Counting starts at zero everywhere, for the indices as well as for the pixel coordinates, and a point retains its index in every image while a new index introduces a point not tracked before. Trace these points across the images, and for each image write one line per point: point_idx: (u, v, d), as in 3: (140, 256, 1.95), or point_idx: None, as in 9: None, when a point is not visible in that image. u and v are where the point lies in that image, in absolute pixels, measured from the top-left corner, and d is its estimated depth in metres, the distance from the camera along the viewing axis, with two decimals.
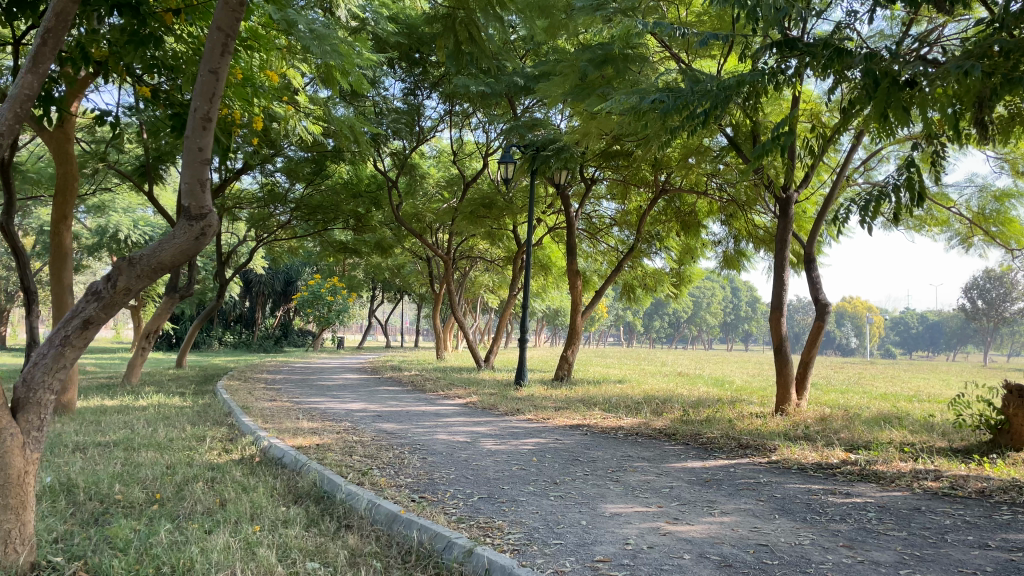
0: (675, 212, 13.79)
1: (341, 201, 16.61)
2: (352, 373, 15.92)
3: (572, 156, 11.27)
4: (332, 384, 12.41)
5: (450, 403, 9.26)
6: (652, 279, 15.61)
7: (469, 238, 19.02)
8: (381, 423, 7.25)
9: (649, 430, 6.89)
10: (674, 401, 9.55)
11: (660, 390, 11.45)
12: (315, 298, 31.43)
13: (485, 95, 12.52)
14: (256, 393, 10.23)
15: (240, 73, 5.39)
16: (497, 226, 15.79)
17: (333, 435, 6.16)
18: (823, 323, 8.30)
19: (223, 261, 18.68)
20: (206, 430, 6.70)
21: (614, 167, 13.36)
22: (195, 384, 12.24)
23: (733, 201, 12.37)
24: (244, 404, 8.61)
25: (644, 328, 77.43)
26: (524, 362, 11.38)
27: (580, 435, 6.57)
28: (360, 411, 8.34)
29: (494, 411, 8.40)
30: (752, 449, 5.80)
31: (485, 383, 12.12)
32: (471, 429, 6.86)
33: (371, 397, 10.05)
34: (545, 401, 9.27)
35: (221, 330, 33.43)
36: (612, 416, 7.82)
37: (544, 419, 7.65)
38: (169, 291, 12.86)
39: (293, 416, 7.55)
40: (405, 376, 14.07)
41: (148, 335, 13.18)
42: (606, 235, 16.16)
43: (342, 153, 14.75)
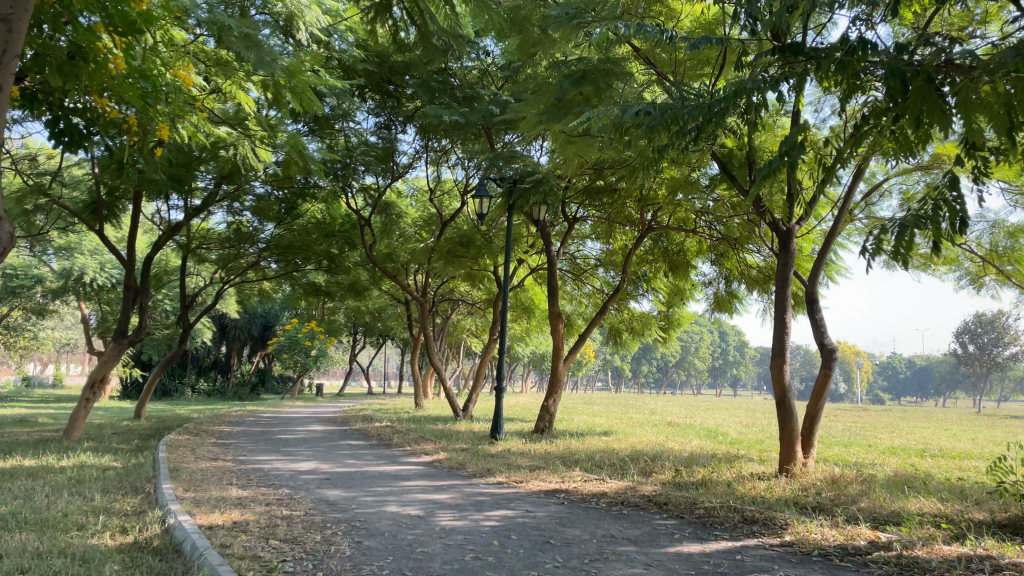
0: (662, 251, 13.04)
1: (312, 240, 15.77)
2: (320, 424, 14.84)
3: (552, 189, 10.51)
4: (290, 439, 11.34)
5: (413, 462, 8.24)
6: (640, 323, 14.74)
7: (448, 280, 18.13)
8: (325, 490, 6.23)
9: (636, 497, 5.93)
10: (665, 458, 8.57)
11: (650, 444, 10.47)
12: (291, 344, 30.74)
13: (459, 127, 11.80)
14: (200, 450, 9.17)
15: (133, 66, 4.46)
16: (476, 268, 14.94)
17: (261, 509, 5.17)
18: (831, 370, 7.41)
19: (187, 305, 17.69)
20: (115, 501, 5.69)
21: (597, 205, 12.62)
22: (139, 439, 11.15)
23: (725, 239, 11.67)
24: (177, 465, 7.57)
25: (633, 373, 76.43)
26: (500, 414, 10.40)
27: (557, 505, 5.58)
28: (308, 472, 7.31)
29: (460, 472, 7.39)
30: (759, 526, 4.85)
31: (459, 436, 11.11)
32: (430, 498, 5.88)
33: (328, 454, 9.03)
34: (519, 459, 8.28)
35: (194, 377, 32.12)
36: (594, 478, 6.85)
37: (517, 482, 6.65)
38: (118, 337, 12.02)
39: (226, 480, 6.53)
40: (373, 428, 13.01)
41: (96, 385, 12.08)
42: (591, 276, 15.33)
43: (312, 188, 13.99)
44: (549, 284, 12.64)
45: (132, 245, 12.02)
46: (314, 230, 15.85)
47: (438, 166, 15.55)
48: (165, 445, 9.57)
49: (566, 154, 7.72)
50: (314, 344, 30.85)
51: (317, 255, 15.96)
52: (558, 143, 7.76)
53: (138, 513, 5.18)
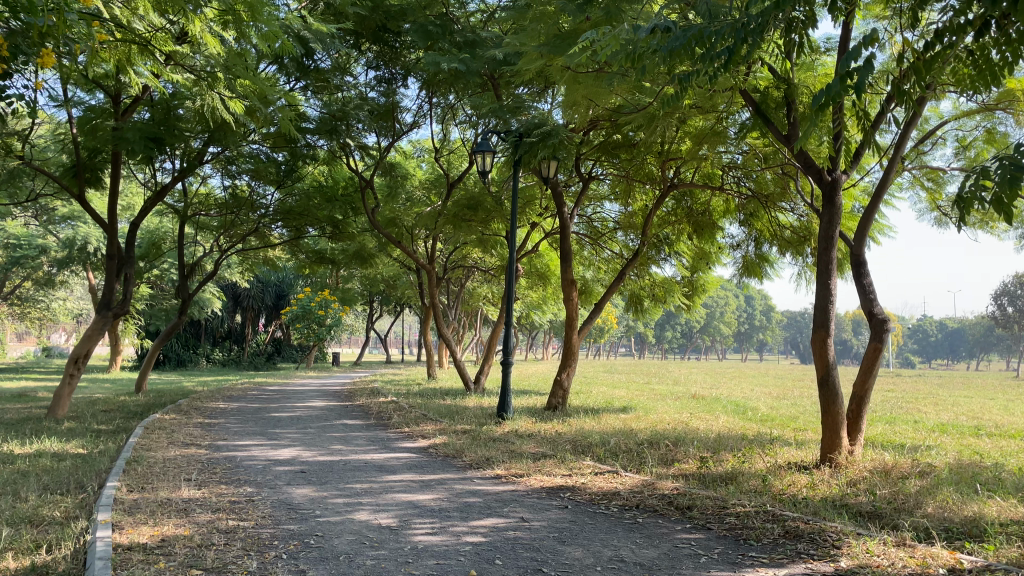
0: (686, 213, 12.05)
1: (315, 206, 14.90)
2: (323, 398, 14.09)
3: (562, 143, 9.46)
4: (285, 417, 10.54)
5: (407, 448, 7.37)
6: (662, 289, 13.72)
7: (461, 246, 17.17)
8: (293, 488, 5.38)
9: (654, 498, 5.03)
10: (688, 443, 7.64)
11: (672, 423, 9.56)
12: (304, 313, 29.81)
13: (460, 77, 10.80)
14: (177, 434, 8.38)
15: None
16: (488, 232, 13.95)
17: (205, 517, 4.33)
18: (881, 345, 6.42)
19: (187, 274, 16.93)
20: (45, 501, 4.86)
21: (615, 162, 11.59)
22: (122, 419, 10.42)
23: (755, 196, 10.61)
24: (140, 453, 6.77)
25: (657, 339, 75.33)
26: (507, 391, 9.51)
27: (559, 510, 4.68)
28: (283, 463, 6.47)
29: (456, 462, 6.51)
30: (805, 543, 3.93)
31: (465, 414, 10.26)
32: (412, 499, 5.01)
33: (317, 438, 8.19)
34: (526, 444, 7.38)
35: (209, 347, 31.79)
36: (607, 471, 5.95)
37: (517, 477, 5.75)
38: (101, 309, 11.26)
39: (186, 475, 5.71)
40: (376, 404, 12.21)
41: (79, 360, 11.35)
42: (610, 240, 14.34)
43: (307, 147, 13.06)
44: (561, 247, 11.62)
45: (114, 209, 11.24)
46: (316, 195, 14.95)
47: (443, 124, 14.56)
48: (142, 427, 8.80)
49: (573, 96, 6.76)
50: (328, 313, 30.05)
51: (319, 221, 15.09)
52: (563, 84, 6.78)
53: (60, 521, 4.33)
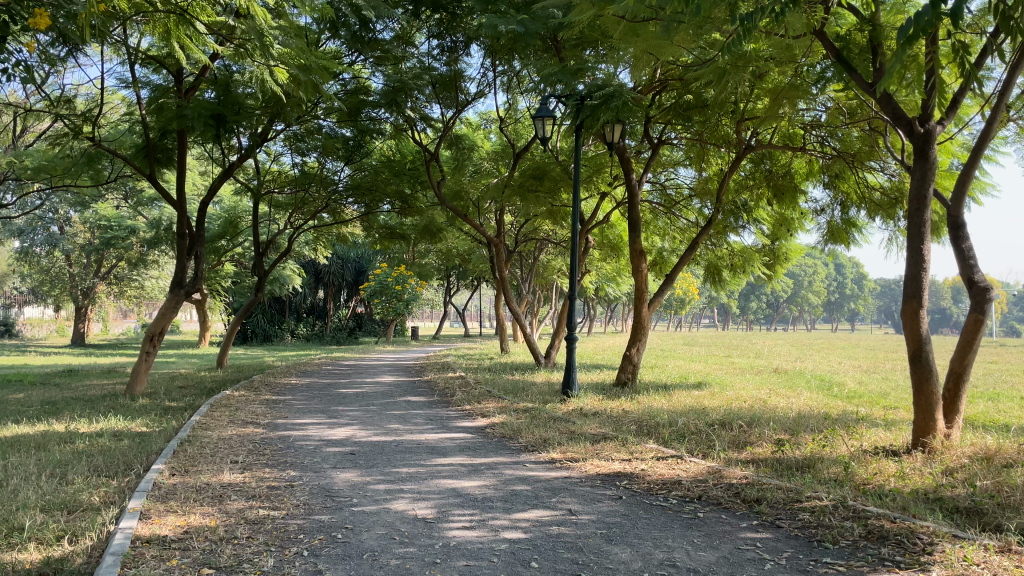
0: (765, 176, 11.32)
1: (382, 180, 14.77)
2: (393, 373, 14.09)
3: (626, 104, 8.90)
4: (350, 394, 10.47)
5: (464, 428, 7.10)
6: (741, 259, 13.00)
7: (532, 219, 16.79)
8: (337, 471, 5.17)
9: (720, 488, 4.58)
10: (764, 423, 7.08)
11: (749, 401, 8.99)
12: (382, 288, 29.68)
13: (520, 39, 10.34)
14: (239, 412, 8.35)
15: None
16: (556, 203, 13.49)
17: (236, 506, 4.14)
18: (983, 316, 5.72)
19: (262, 252, 17.13)
20: (89, 485, 4.79)
21: (687, 124, 10.95)
22: (193, 396, 10.56)
23: (840, 156, 9.79)
24: (196, 433, 6.71)
25: (741, 310, 73.28)
26: (572, 368, 9.12)
27: (611, 502, 4.28)
28: (335, 444, 6.28)
29: (511, 444, 6.19)
30: (890, 548, 3.43)
31: (531, 391, 9.94)
32: (456, 486, 4.71)
33: (377, 417, 8.02)
34: (589, 425, 7.00)
35: (293, 322, 32.62)
36: (671, 457, 5.52)
37: (573, 463, 5.37)
38: (173, 288, 11.45)
39: (233, 458, 5.57)
40: (443, 380, 12.05)
41: (154, 338, 11.59)
42: (685, 208, 13.70)
43: (371, 120, 12.88)
44: (630, 216, 11.06)
45: (182, 188, 11.36)
46: (384, 170, 14.80)
47: (509, 93, 14.13)
48: (207, 404, 8.83)
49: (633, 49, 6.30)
50: (405, 288, 29.81)
51: (387, 195, 14.97)
52: (620, 37, 6.30)
53: (95, 508, 4.23)
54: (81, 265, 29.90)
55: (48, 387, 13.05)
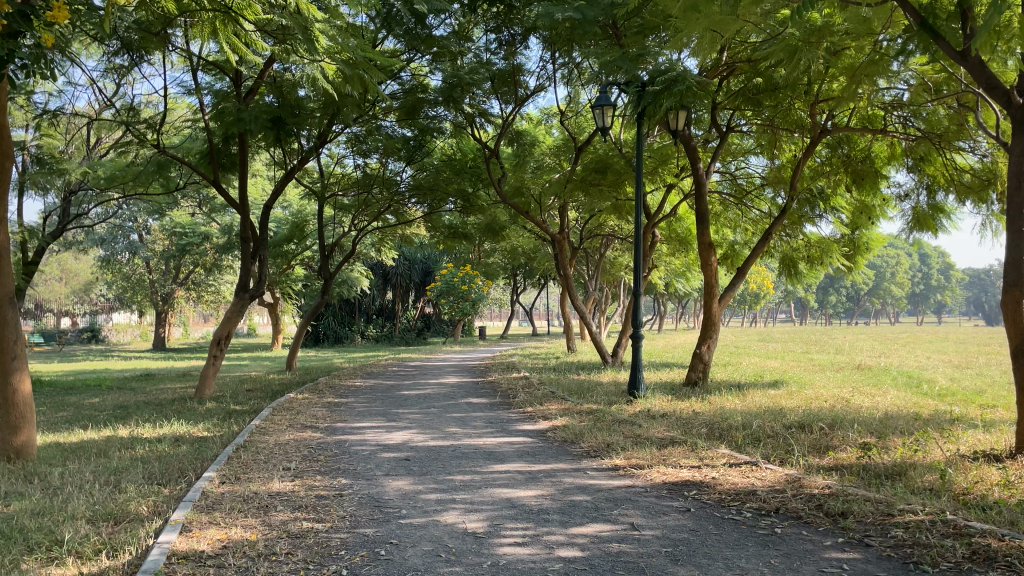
0: (843, 162, 10.71)
1: (443, 179, 14.64)
2: (457, 375, 13.92)
3: (690, 89, 8.47)
4: (413, 396, 10.33)
5: (525, 432, 6.81)
6: (818, 250, 12.31)
7: (597, 215, 16.42)
8: (389, 479, 4.95)
9: (799, 500, 4.17)
10: (847, 426, 6.57)
11: (830, 401, 8.43)
12: (449, 289, 29.70)
13: (579, 28, 10.01)
14: (300, 415, 8.27)
15: None
16: (621, 197, 13.08)
17: (280, 518, 3.95)
18: None
19: (327, 254, 17.24)
20: (139, 494, 4.70)
21: (759, 110, 10.44)
22: (258, 399, 10.60)
23: (925, 137, 9.12)
24: (254, 438, 6.62)
25: (818, 304, 70.88)
26: (638, 367, 8.74)
27: (678, 516, 3.93)
28: (391, 449, 6.08)
29: (573, 449, 5.88)
30: (1000, 573, 2.99)
31: (596, 391, 9.60)
32: (511, 496, 4.42)
33: (437, 420, 7.82)
34: (656, 428, 6.62)
35: (363, 323, 33.05)
36: (745, 463, 5.11)
37: (637, 471, 5.02)
38: (238, 292, 11.55)
39: (286, 464, 5.42)
40: (507, 381, 11.80)
41: (221, 341, 11.72)
42: (757, 199, 13.13)
43: (430, 119, 12.74)
44: (698, 208, 10.56)
45: (244, 192, 11.45)
46: (445, 169, 14.67)
47: (570, 86, 13.79)
48: (269, 408, 8.80)
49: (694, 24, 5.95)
50: (471, 288, 29.62)
51: (449, 194, 14.83)
52: (681, 14, 5.94)
53: (141, 519, 4.11)
54: (160, 271, 30.97)
55: (124, 391, 13.38)
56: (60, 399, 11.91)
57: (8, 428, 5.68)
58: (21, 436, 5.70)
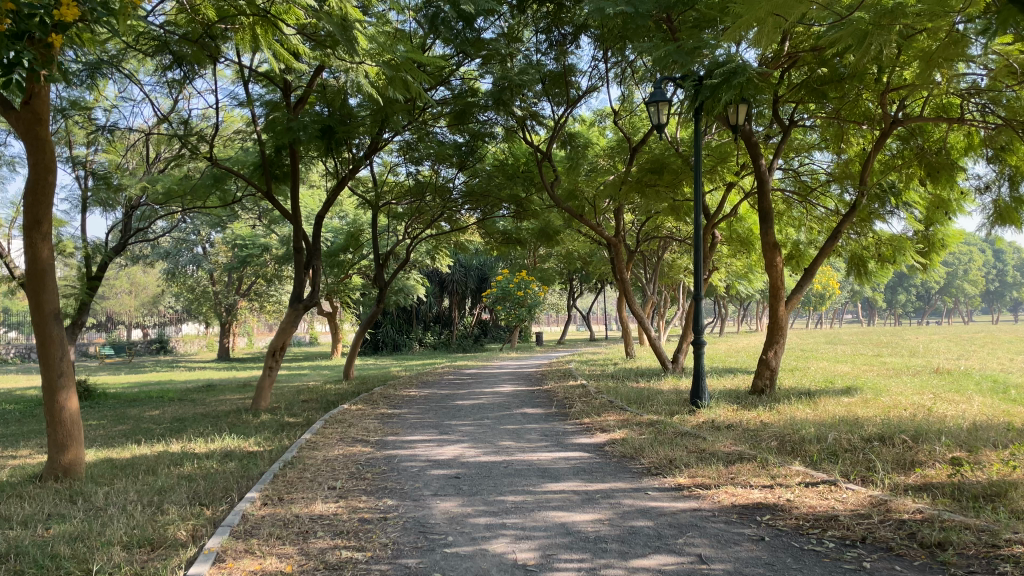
0: (916, 154, 10.06)
1: (495, 185, 14.40)
2: (513, 383, 13.62)
3: (751, 81, 8.00)
4: (468, 406, 10.08)
5: (582, 446, 6.47)
6: (890, 248, 11.62)
7: (654, 217, 15.95)
8: (437, 500, 4.68)
9: (888, 528, 3.75)
10: (933, 438, 6.03)
11: (910, 409, 7.85)
12: (504, 295, 29.19)
13: (631, 22, 9.62)
14: (352, 428, 8.09)
15: None
16: (679, 198, 12.62)
17: (320, 546, 3.72)
18: None
19: (381, 263, 17.18)
20: (181, 516, 4.54)
21: (824, 102, 9.89)
22: (312, 410, 10.50)
23: (1007, 124, 8.45)
24: (303, 453, 6.45)
25: (888, 303, 68.40)
26: (701, 376, 8.31)
27: (750, 546, 3.55)
28: (441, 465, 5.82)
29: (634, 466, 5.52)
30: None
31: (657, 400, 9.18)
32: (567, 521, 4.10)
33: (491, 433, 7.54)
34: (721, 441, 6.20)
35: (421, 330, 33.13)
36: (823, 483, 4.68)
37: (704, 492, 4.63)
38: (292, 303, 11.50)
39: (332, 484, 5.20)
40: (564, 389, 11.45)
41: (277, 352, 11.68)
42: (823, 195, 12.51)
43: (481, 123, 12.51)
44: (760, 206, 10.05)
45: (295, 202, 11.41)
46: (497, 174, 14.43)
47: (623, 85, 13.39)
48: (321, 420, 8.65)
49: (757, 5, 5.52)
50: (527, 294, 29.00)
51: (501, 200, 14.59)
52: None
53: (178, 546, 3.93)
54: (223, 282, 31.61)
55: (184, 403, 13.50)
56: (122, 412, 12.05)
57: (56, 446, 5.64)
58: (69, 454, 5.66)
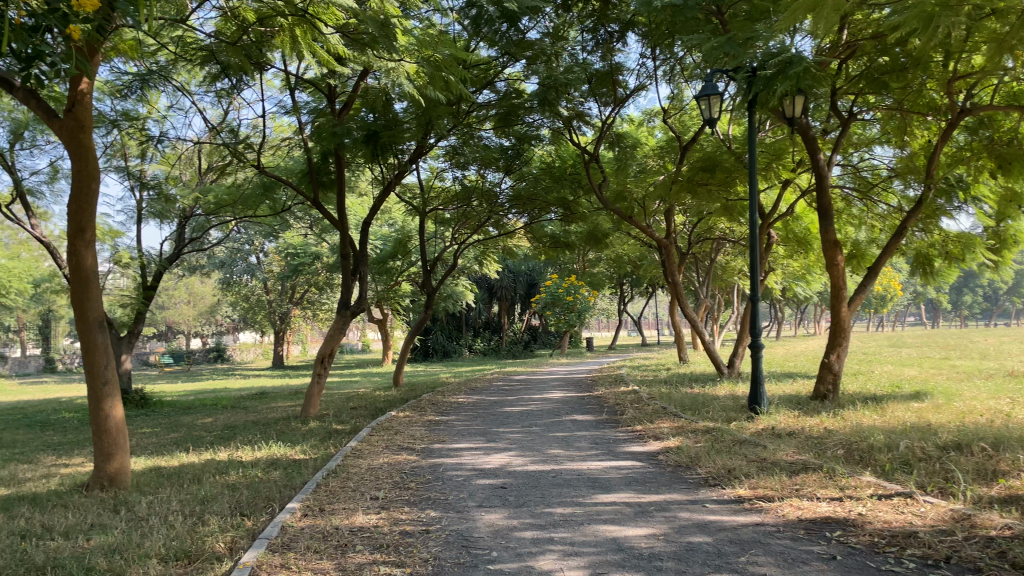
0: (986, 145, 9.52)
1: (543, 188, 14.19)
2: (562, 389, 13.35)
3: (809, 71, 7.63)
4: (517, 413, 9.85)
5: (635, 455, 6.19)
6: (958, 246, 11.02)
7: (707, 218, 15.53)
8: (481, 512, 4.46)
9: (973, 546, 3.40)
10: (1015, 446, 5.59)
11: (986, 415, 7.34)
12: (553, 300, 28.96)
13: (680, 16, 9.32)
14: (398, 436, 7.95)
15: None
16: (732, 197, 12.22)
17: (358, 561, 3.55)
18: None
19: (429, 269, 17.10)
20: (220, 527, 4.42)
21: (886, 93, 9.42)
22: (359, 418, 10.40)
23: None
24: (348, 462, 6.31)
25: (953, 305, 66.00)
26: (759, 381, 7.95)
27: (820, 566, 3.26)
28: (487, 475, 5.61)
29: (690, 477, 5.23)
30: None
31: (713, 406, 8.82)
32: (618, 536, 3.85)
33: (540, 441, 7.30)
34: (783, 450, 5.85)
35: (470, 337, 33.12)
36: (897, 495, 4.33)
37: (766, 505, 4.32)
38: (340, 309, 11.46)
39: (375, 494, 5.03)
40: (615, 395, 11.14)
41: (325, 359, 11.64)
42: (885, 192, 11.97)
43: (528, 125, 12.32)
44: (819, 203, 9.61)
45: (342, 209, 11.38)
46: (544, 177, 14.23)
47: (673, 83, 13.05)
48: (368, 428, 8.54)
49: None
50: (577, 298, 28.71)
51: (549, 203, 14.37)
52: None
53: (214, 559, 3.81)
54: (277, 291, 32.06)
55: (236, 411, 13.58)
56: (176, 419, 12.18)
57: (102, 455, 5.62)
58: (114, 462, 5.63)
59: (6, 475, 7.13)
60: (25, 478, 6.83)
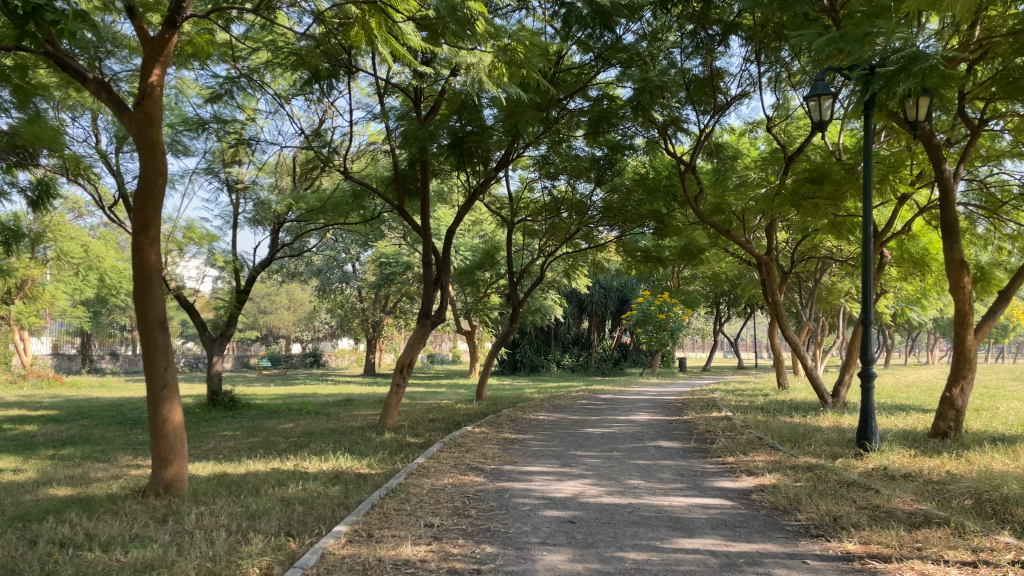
0: None
1: (635, 201, 13.57)
2: (650, 411, 12.61)
3: (937, 68, 6.78)
4: (599, 436, 9.24)
5: (723, 492, 5.53)
6: None
7: (813, 235, 14.51)
8: (544, 551, 3.96)
9: None
10: None
11: None
12: (645, 317, 28.10)
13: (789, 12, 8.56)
14: (470, 454, 7.50)
15: None
16: (841, 212, 11.25)
17: None
18: None
19: (516, 281, 16.69)
20: (260, 547, 4.09)
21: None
22: (434, 432, 10.03)
23: None
24: (410, 481, 5.92)
25: None
26: (870, 414, 7.09)
27: None
28: (557, 505, 5.10)
29: (787, 524, 4.56)
30: None
31: (815, 439, 7.98)
32: None
33: (620, 468, 6.70)
34: (899, 496, 5.06)
35: (559, 352, 32.54)
36: None
37: (882, 566, 3.63)
38: (420, 318, 11.19)
39: (431, 520, 4.60)
40: (706, 421, 10.36)
41: (404, 369, 11.38)
42: (1017, 209, 10.75)
43: (620, 132, 11.75)
44: (943, 219, 8.63)
45: (425, 216, 11.12)
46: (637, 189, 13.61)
47: (779, 90, 12.20)
48: (440, 444, 8.14)
49: None
50: (670, 317, 27.77)
51: (642, 215, 13.70)
52: None
53: None
54: (370, 300, 32.40)
55: (317, 417, 13.51)
56: (257, 424, 12.18)
57: (159, 460, 5.43)
58: (171, 469, 5.44)
59: (77, 474, 7.10)
60: (94, 478, 6.77)
